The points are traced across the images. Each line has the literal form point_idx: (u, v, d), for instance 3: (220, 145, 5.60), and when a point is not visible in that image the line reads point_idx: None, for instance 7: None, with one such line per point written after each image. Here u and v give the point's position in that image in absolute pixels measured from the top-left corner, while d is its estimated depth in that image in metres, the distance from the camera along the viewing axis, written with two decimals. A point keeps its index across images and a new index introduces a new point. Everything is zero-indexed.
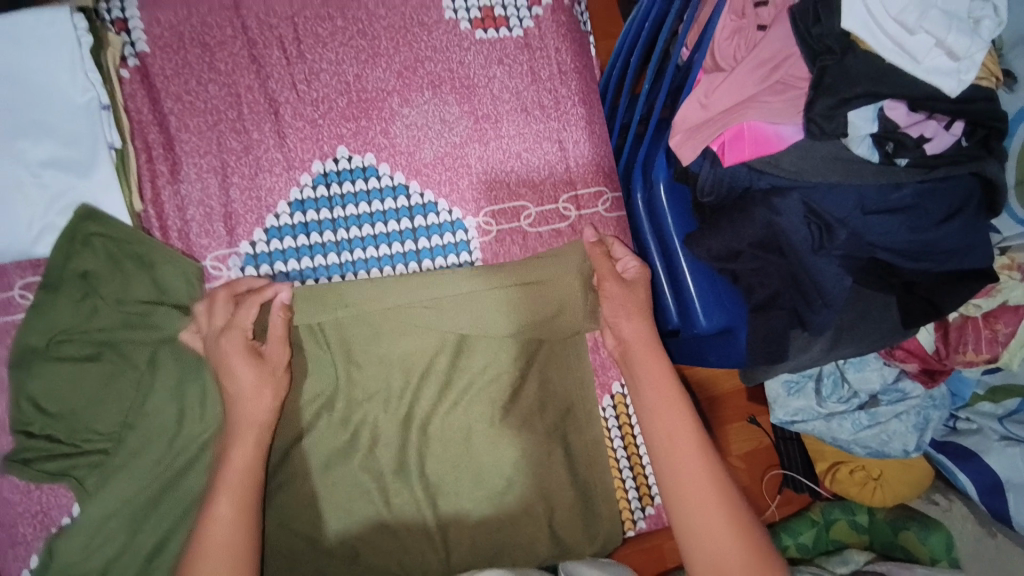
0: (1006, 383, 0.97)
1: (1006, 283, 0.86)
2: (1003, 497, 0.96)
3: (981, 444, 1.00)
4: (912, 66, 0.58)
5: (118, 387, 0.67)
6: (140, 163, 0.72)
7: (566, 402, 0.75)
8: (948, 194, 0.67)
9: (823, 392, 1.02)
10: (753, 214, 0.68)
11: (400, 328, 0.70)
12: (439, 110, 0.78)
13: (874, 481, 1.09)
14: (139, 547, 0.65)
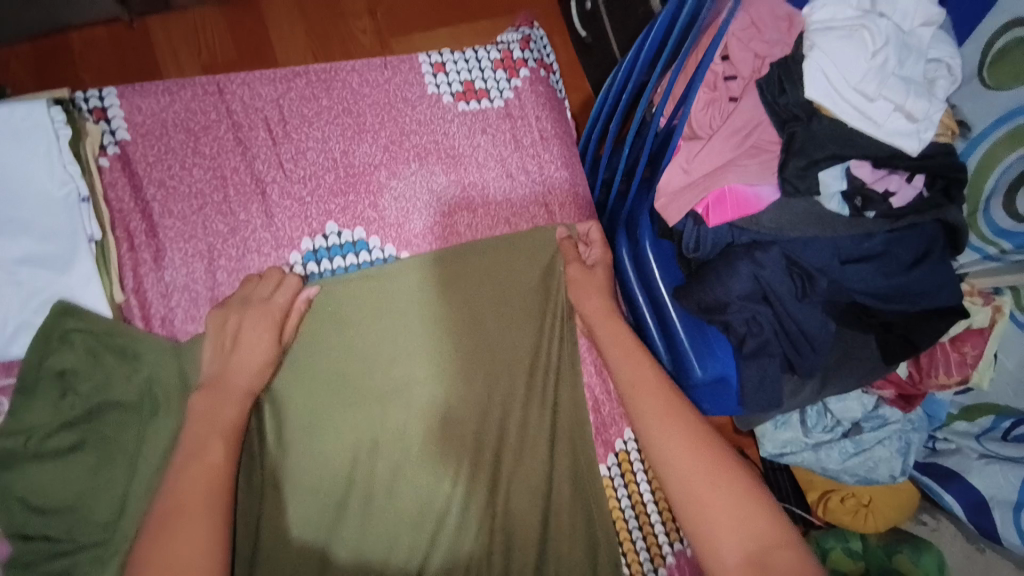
0: (978, 402, 1.01)
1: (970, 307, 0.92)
2: (989, 514, 0.98)
3: (962, 464, 1.04)
4: (874, 129, 0.64)
5: (108, 481, 0.63)
6: (122, 253, 0.69)
7: (566, 438, 0.73)
8: (915, 240, 0.71)
9: (809, 422, 1.06)
10: (738, 267, 0.71)
11: (401, 401, 0.70)
12: (426, 180, 0.79)
13: (864, 507, 1.11)
14: None
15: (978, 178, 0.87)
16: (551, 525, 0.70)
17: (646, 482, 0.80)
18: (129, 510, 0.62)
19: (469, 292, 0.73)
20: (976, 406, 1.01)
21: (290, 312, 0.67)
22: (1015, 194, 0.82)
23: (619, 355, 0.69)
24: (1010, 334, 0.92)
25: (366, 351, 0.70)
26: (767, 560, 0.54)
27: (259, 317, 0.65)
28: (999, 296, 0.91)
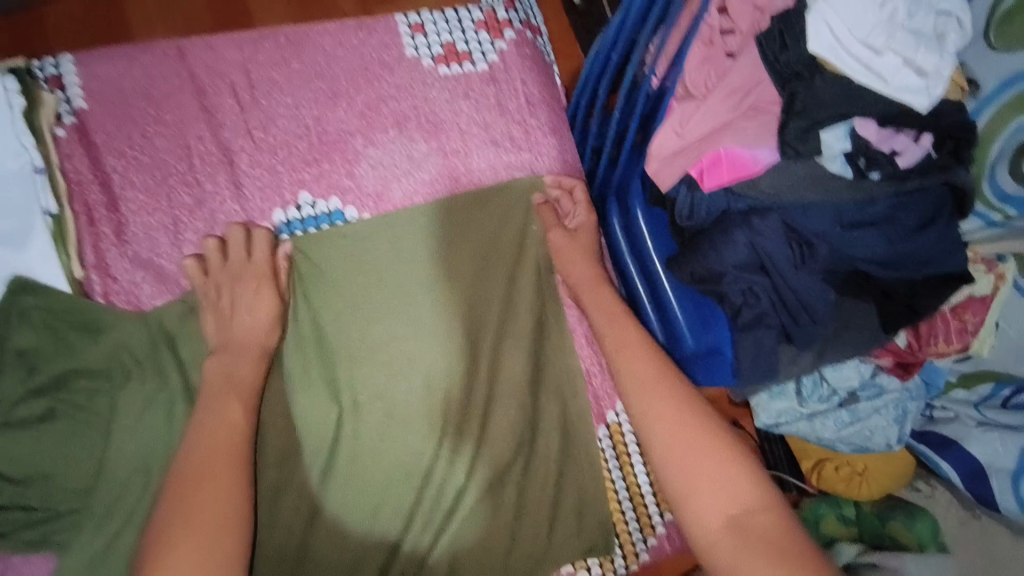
0: (977, 370, 0.99)
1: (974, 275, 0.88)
2: (987, 483, 0.97)
3: (959, 432, 1.02)
4: (883, 86, 0.59)
5: (77, 452, 0.63)
6: (80, 228, 0.65)
7: (554, 390, 0.77)
8: (922, 204, 0.67)
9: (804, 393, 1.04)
10: (734, 236, 0.68)
11: (391, 366, 0.73)
12: (405, 148, 0.75)
13: (858, 475, 1.11)
14: None
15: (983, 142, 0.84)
16: (536, 474, 0.75)
17: (640, 457, 0.79)
18: (112, 483, 0.63)
19: (453, 249, 0.75)
20: (976, 373, 0.99)
21: (276, 269, 0.69)
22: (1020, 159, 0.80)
23: (604, 321, 0.69)
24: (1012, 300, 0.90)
25: (354, 314, 0.73)
26: (749, 523, 0.53)
27: (251, 278, 0.67)
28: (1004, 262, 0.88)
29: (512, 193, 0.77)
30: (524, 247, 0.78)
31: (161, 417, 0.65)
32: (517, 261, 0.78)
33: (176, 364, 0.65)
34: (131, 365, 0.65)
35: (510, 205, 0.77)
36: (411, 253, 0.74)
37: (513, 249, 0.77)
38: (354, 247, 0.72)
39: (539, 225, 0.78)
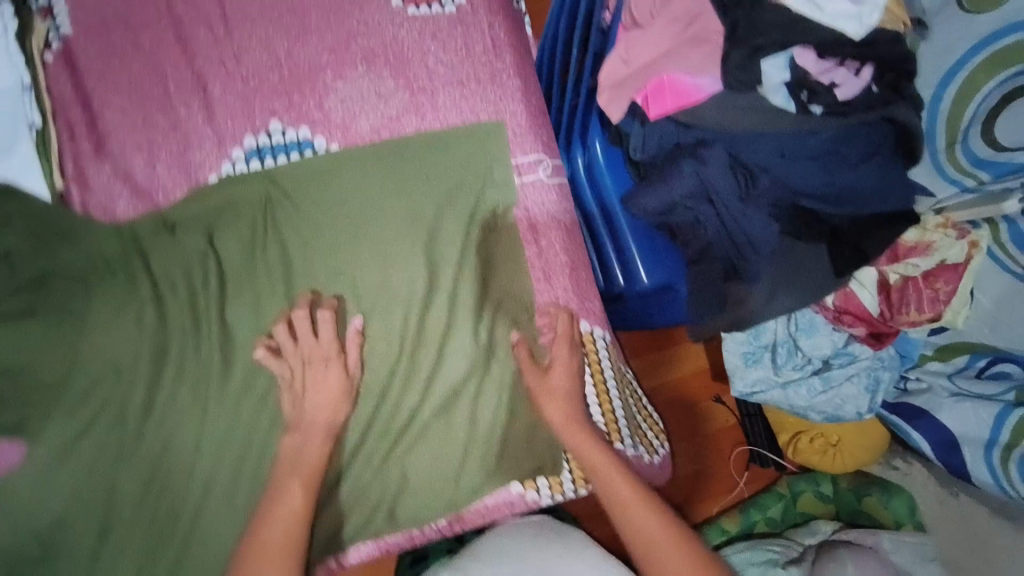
0: (953, 342, 1.01)
1: (945, 241, 0.91)
2: (959, 453, 1.00)
3: (931, 402, 1.04)
4: (816, 14, 0.62)
5: (55, 350, 0.67)
6: (63, 143, 0.70)
7: (509, 322, 0.80)
8: (864, 139, 0.70)
9: (779, 361, 1.06)
10: (681, 165, 0.70)
11: (353, 292, 0.76)
12: (373, 84, 0.78)
13: (833, 447, 1.17)
14: (119, 508, 0.69)
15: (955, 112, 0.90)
16: (484, 400, 0.78)
17: (592, 384, 0.83)
18: (85, 379, 0.68)
19: (416, 184, 0.78)
20: (952, 345, 1.01)
21: (344, 346, 0.73)
22: (991, 125, 0.85)
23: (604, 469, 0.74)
24: (985, 270, 0.92)
25: (315, 238, 0.75)
26: None
27: (320, 361, 0.72)
28: (975, 229, 0.89)
29: (475, 131, 0.80)
30: (493, 185, 0.81)
31: (132, 322, 0.69)
32: (479, 197, 0.80)
33: (140, 272, 0.69)
34: (103, 271, 0.68)
35: (475, 145, 0.80)
36: (374, 185, 0.77)
37: (478, 184, 0.80)
38: (317, 174, 0.75)
39: (503, 166, 0.81)
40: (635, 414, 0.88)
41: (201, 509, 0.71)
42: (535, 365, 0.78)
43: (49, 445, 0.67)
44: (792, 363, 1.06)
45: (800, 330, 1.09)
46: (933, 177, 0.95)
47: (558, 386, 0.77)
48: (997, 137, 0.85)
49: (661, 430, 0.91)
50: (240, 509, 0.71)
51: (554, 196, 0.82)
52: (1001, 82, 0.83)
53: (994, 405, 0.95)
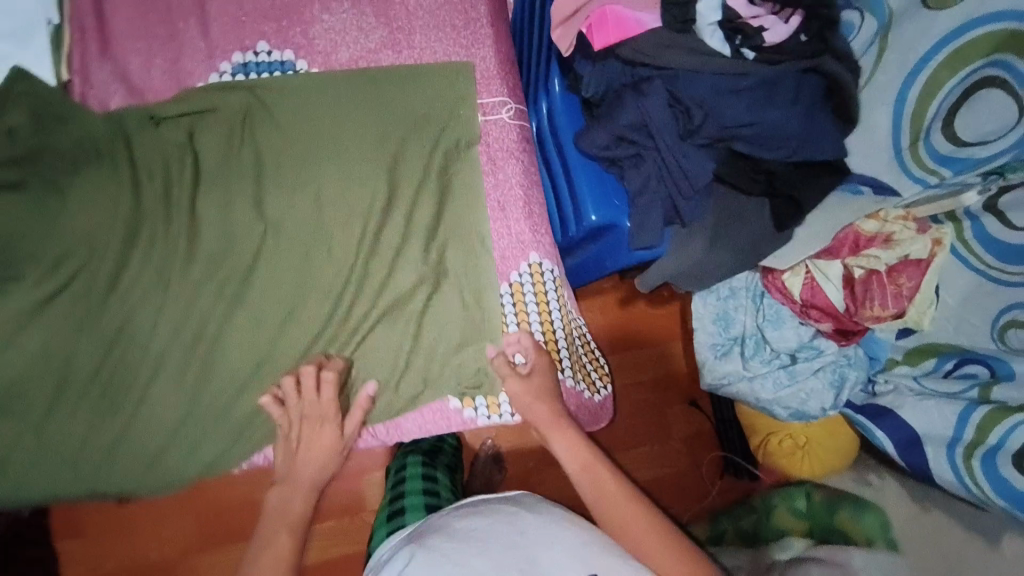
0: (920, 345, 1.24)
1: (904, 234, 1.16)
2: (921, 449, 1.20)
3: (895, 402, 1.25)
4: None
5: (33, 218, 0.72)
6: (72, 40, 0.78)
7: (462, 247, 0.85)
8: (794, 86, 0.75)
9: (747, 353, 1.37)
10: (625, 100, 0.76)
11: (316, 199, 0.81)
12: (356, 20, 0.86)
13: (800, 449, 1.44)
14: (75, 376, 0.73)
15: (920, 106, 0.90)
16: (431, 315, 0.84)
17: (536, 313, 0.86)
18: (59, 248, 0.73)
19: (386, 110, 0.84)
20: (919, 348, 1.24)
21: (341, 413, 0.78)
22: (951, 121, 0.87)
23: (580, 463, 0.74)
24: (949, 268, 1.16)
25: (286, 147, 0.81)
26: None
27: (316, 419, 0.76)
28: (935, 225, 1.13)
29: (446, 72, 0.86)
30: (461, 121, 0.85)
31: (109, 200, 0.74)
32: (445, 128, 0.85)
33: (125, 157, 0.75)
34: (90, 151, 0.75)
35: (446, 82, 0.86)
36: (345, 105, 0.83)
37: (446, 116, 0.85)
38: (294, 90, 0.82)
39: (473, 103, 0.86)
40: (581, 351, 0.91)
41: (154, 378, 0.75)
42: (514, 372, 0.81)
43: (15, 305, 0.72)
44: (760, 356, 1.37)
45: (767, 322, 1.35)
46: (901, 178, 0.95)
47: (527, 388, 0.80)
48: (957, 133, 0.86)
49: (607, 374, 0.95)
50: (193, 389, 0.76)
51: (514, 135, 0.88)
52: (962, 78, 0.84)
53: (957, 403, 1.15)
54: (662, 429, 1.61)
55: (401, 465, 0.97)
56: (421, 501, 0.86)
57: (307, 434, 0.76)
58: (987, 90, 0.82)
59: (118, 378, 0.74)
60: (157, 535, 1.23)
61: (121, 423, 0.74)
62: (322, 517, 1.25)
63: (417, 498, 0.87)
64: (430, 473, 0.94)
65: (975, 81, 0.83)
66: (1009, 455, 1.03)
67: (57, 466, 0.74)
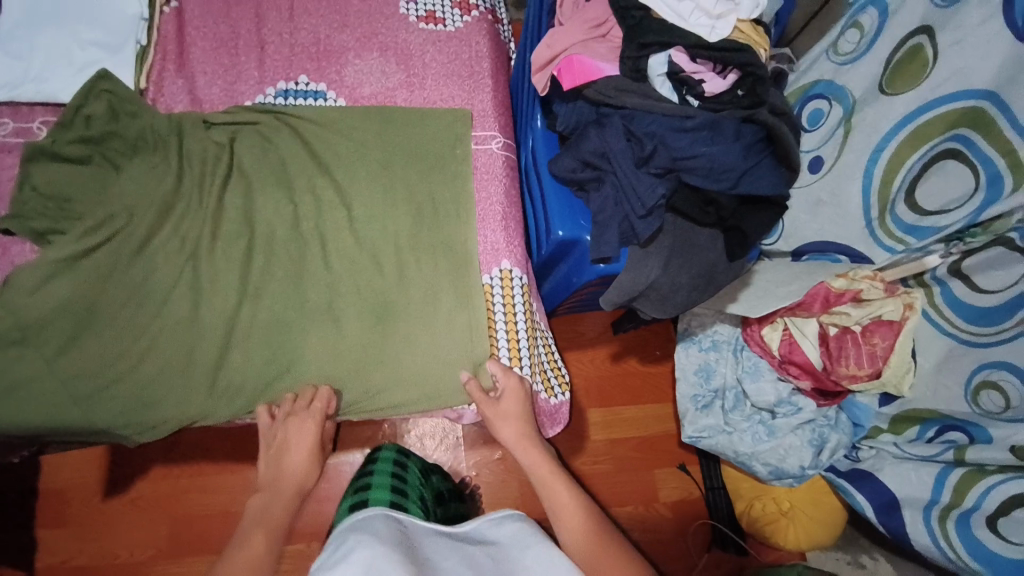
0: (902, 413, 1.20)
1: (872, 291, 1.15)
2: (899, 513, 1.15)
3: (876, 464, 1.23)
4: (710, 31, 0.85)
5: (93, 186, 0.89)
6: (154, 60, 1.01)
7: (437, 258, 0.93)
8: (733, 131, 0.86)
9: (726, 406, 1.33)
10: (589, 134, 0.89)
11: (322, 197, 0.94)
12: (381, 65, 1.06)
13: (784, 516, 1.36)
14: (88, 319, 0.84)
15: (887, 177, 1.10)
16: (403, 308, 0.91)
17: (501, 310, 0.95)
18: (106, 212, 0.88)
19: (395, 132, 0.99)
20: (901, 416, 1.20)
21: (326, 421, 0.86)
22: (913, 191, 1.05)
23: (546, 474, 0.81)
24: (922, 332, 1.14)
25: (303, 148, 0.97)
26: None
27: (301, 419, 0.84)
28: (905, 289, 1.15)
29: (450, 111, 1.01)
30: (457, 155, 0.99)
31: (153, 178, 0.91)
32: (444, 152, 0.99)
33: (173, 145, 0.92)
34: (148, 143, 0.92)
35: (451, 117, 1.01)
36: (361, 124, 0.98)
37: (452, 141, 1.00)
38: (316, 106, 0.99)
39: (467, 131, 1.01)
40: (543, 359, 0.99)
41: (157, 329, 0.86)
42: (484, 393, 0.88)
43: (53, 255, 0.84)
44: (740, 410, 1.33)
45: (746, 373, 1.32)
46: (872, 244, 1.16)
47: (501, 412, 0.87)
48: (918, 202, 1.05)
49: (568, 385, 1.02)
50: (188, 343, 0.86)
51: (500, 163, 1.03)
52: (924, 152, 1.02)
53: (934, 466, 1.11)
54: (647, 490, 1.52)
55: (374, 460, 0.96)
56: (387, 480, 0.88)
57: (292, 436, 0.84)
58: (947, 160, 0.98)
59: (127, 325, 0.86)
60: (130, 537, 1.26)
61: (121, 365, 0.84)
62: (291, 540, 1.24)
63: (385, 479, 0.89)
64: (402, 460, 0.97)
65: (936, 153, 1.00)
66: (984, 518, 1.00)
67: (42, 394, 0.81)
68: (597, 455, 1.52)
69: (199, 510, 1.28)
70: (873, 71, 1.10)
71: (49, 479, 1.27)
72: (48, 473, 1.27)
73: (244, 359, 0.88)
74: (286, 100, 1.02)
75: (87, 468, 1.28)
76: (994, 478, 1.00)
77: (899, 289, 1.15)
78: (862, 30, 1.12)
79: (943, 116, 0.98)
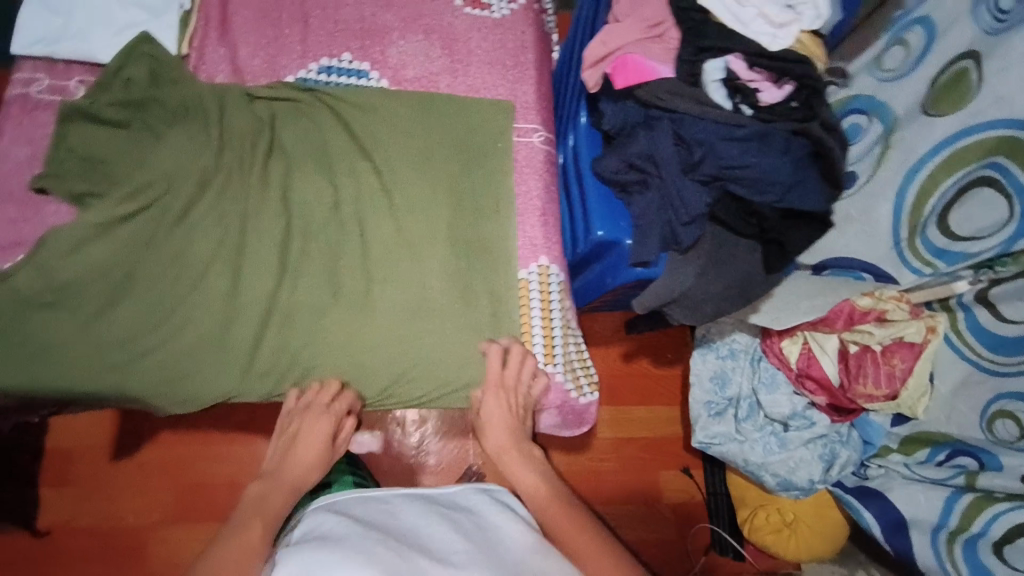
0: (914, 434, 1.20)
1: (897, 312, 1.14)
2: (908, 533, 1.17)
3: (886, 483, 1.23)
4: (772, 40, 0.85)
5: (129, 150, 0.88)
6: (197, 26, 0.99)
7: (472, 252, 0.93)
8: (784, 143, 0.85)
9: (739, 415, 1.33)
10: (637, 136, 0.88)
11: (362, 181, 0.93)
12: (425, 48, 1.04)
13: (787, 528, 1.37)
14: (118, 286, 0.83)
15: (920, 199, 1.09)
16: (435, 299, 0.90)
17: (538, 306, 0.94)
18: (143, 179, 0.86)
19: (437, 120, 0.97)
20: (913, 437, 1.20)
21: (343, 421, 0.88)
22: (946, 215, 1.04)
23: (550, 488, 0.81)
24: (943, 357, 1.13)
25: (345, 127, 0.95)
26: None
27: (318, 414, 0.86)
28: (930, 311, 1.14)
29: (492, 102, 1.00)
30: (499, 148, 0.98)
31: (189, 147, 0.89)
32: (485, 144, 0.98)
33: (211, 115, 0.90)
34: (187, 112, 0.90)
35: (493, 110, 0.99)
36: (405, 110, 0.97)
37: (495, 134, 0.98)
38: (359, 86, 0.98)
39: (509, 123, 1.00)
40: (575, 361, 0.97)
41: (187, 301, 0.85)
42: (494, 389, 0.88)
43: (88, 219, 0.83)
44: (753, 420, 1.33)
45: (762, 384, 1.32)
46: (899, 264, 1.15)
47: (497, 414, 0.88)
48: (951, 226, 1.04)
49: (597, 385, 1.00)
50: (215, 318, 0.85)
51: (541, 158, 1.01)
52: (959, 177, 1.01)
53: (944, 489, 1.12)
54: (651, 490, 1.53)
55: None
56: (348, 479, 1.03)
57: (307, 427, 0.85)
58: (981, 187, 0.98)
59: (156, 295, 0.84)
60: (137, 501, 1.27)
61: (149, 334, 0.84)
62: None
63: (346, 476, 1.05)
64: (354, 465, 1.14)
65: (972, 179, 0.99)
66: (990, 544, 1.02)
67: (68, 357, 0.81)
68: (604, 452, 1.53)
69: (207, 480, 1.29)
70: (918, 90, 1.08)
71: (60, 438, 1.27)
72: (60, 433, 1.27)
73: (274, 338, 0.87)
74: (328, 77, 1.01)
75: (97, 430, 1.28)
76: (1001, 506, 1.01)
77: (924, 311, 1.14)
78: (908, 47, 1.10)
79: (986, 141, 0.96)
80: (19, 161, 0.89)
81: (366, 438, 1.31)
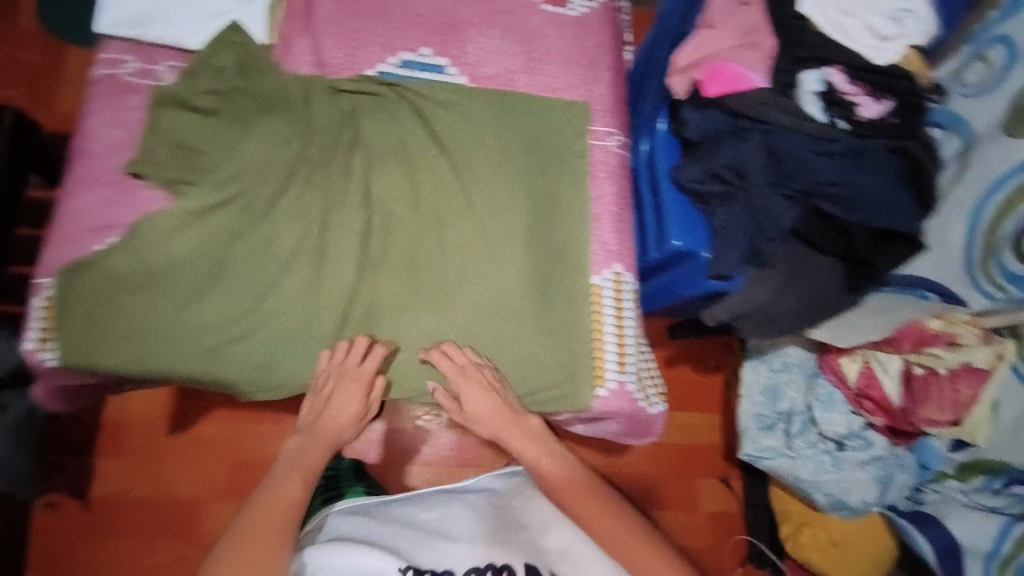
0: (972, 460, 1.16)
1: (964, 334, 1.09)
2: (959, 559, 1.17)
3: (942, 509, 1.23)
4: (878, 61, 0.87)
5: (215, 137, 0.89)
6: (281, 16, 1.00)
7: (546, 254, 0.93)
8: (880, 161, 0.84)
9: (791, 431, 1.28)
10: (723, 146, 0.86)
11: (439, 176, 0.93)
12: (503, 45, 1.03)
13: (832, 547, 1.33)
14: (203, 271, 0.85)
15: (995, 220, 1.03)
16: (508, 300, 0.90)
17: (609, 313, 0.93)
18: (229, 166, 0.87)
19: (515, 118, 0.97)
20: (972, 465, 1.16)
21: (372, 382, 0.87)
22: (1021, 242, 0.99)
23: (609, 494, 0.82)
24: (1005, 386, 1.09)
25: (426, 122, 0.95)
26: None
27: (352, 380, 0.85)
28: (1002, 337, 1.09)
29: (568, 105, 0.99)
30: (576, 152, 0.98)
31: (273, 136, 0.89)
32: (563, 146, 0.97)
33: (296, 106, 0.91)
34: (275, 101, 0.91)
35: (566, 115, 0.99)
36: (485, 107, 0.96)
37: (573, 136, 0.98)
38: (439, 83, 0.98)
39: (586, 127, 0.99)
40: (643, 369, 0.97)
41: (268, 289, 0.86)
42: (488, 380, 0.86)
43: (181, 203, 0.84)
44: (804, 437, 1.28)
45: (817, 402, 1.27)
46: (968, 286, 1.09)
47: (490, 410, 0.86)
48: None
49: (662, 394, 1.00)
50: (295, 306, 0.87)
51: (615, 162, 1.00)
52: None
53: (1001, 517, 1.13)
54: (689, 498, 1.52)
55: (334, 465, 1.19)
56: (356, 485, 1.09)
57: (341, 390, 0.86)
58: None
59: (240, 281, 0.86)
60: (191, 475, 1.30)
61: (231, 319, 0.85)
62: None
63: (354, 481, 1.11)
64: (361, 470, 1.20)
65: None
66: None
67: (156, 338, 0.83)
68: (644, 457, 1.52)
69: (257, 458, 1.32)
70: (998, 106, 1.02)
71: (121, 411, 1.31)
72: (122, 406, 1.31)
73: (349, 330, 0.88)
74: (405, 71, 1.01)
75: (156, 405, 1.32)
76: None
77: (994, 338, 1.08)
78: (991, 62, 1.04)
79: None
80: (108, 142, 0.91)
81: (414, 429, 1.32)
